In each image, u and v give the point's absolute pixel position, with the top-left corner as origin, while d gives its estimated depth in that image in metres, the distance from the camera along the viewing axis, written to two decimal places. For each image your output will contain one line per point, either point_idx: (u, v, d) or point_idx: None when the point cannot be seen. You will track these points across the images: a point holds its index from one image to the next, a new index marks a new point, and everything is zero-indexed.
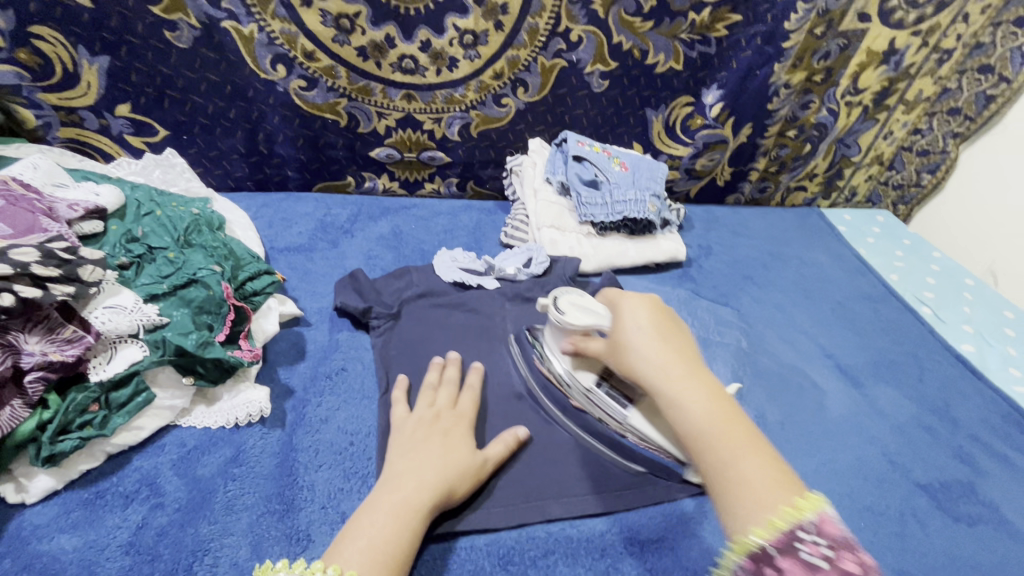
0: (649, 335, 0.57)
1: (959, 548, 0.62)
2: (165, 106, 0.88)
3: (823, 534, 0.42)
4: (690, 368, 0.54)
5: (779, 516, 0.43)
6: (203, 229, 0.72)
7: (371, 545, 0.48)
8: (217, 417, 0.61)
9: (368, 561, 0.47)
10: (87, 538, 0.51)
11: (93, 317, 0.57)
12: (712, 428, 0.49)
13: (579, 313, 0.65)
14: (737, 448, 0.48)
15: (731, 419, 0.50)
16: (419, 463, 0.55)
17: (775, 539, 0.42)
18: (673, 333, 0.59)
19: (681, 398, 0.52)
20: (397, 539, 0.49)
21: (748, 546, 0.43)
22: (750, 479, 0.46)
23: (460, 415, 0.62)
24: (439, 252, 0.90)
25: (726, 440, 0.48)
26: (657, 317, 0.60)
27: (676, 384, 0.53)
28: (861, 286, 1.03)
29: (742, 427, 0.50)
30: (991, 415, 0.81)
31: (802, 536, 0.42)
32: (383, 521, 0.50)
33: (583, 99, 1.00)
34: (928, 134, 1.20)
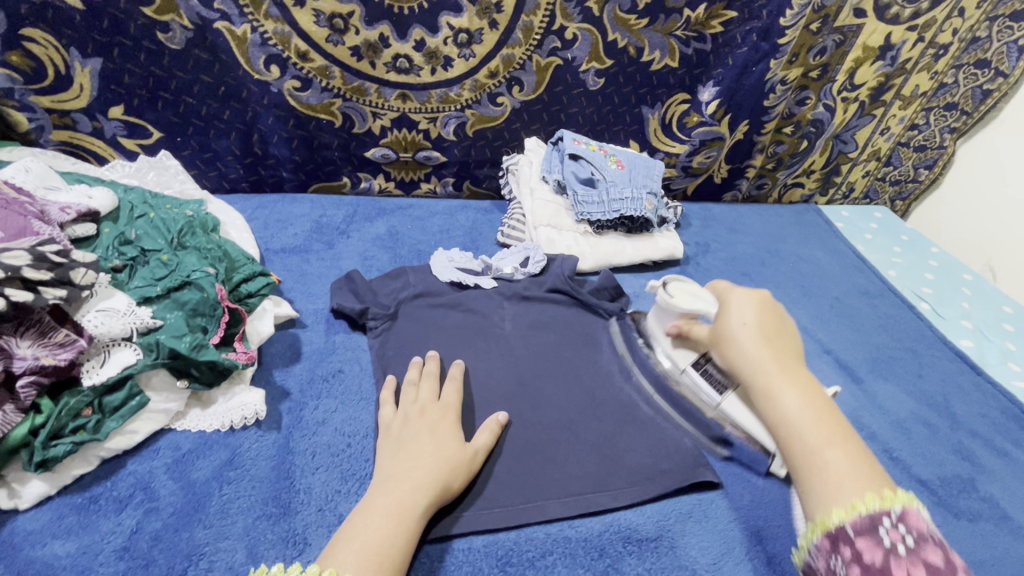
0: (753, 331, 0.61)
1: (960, 544, 0.62)
2: (159, 108, 0.87)
3: (907, 526, 0.44)
4: (788, 364, 0.58)
5: (862, 501, 0.46)
6: (197, 230, 0.72)
7: (368, 549, 0.48)
8: (213, 420, 0.61)
9: (364, 564, 0.46)
10: (81, 543, 0.50)
11: (86, 321, 0.57)
12: (804, 421, 0.53)
13: (687, 298, 0.71)
14: (827, 438, 0.51)
15: (828, 417, 0.53)
16: (410, 465, 0.55)
17: (854, 521, 0.46)
18: (775, 330, 0.62)
19: (778, 389, 0.56)
20: (393, 541, 0.49)
21: (826, 526, 0.47)
22: (835, 469, 0.49)
23: (445, 408, 0.62)
24: (436, 252, 0.89)
25: (819, 431, 0.52)
26: (761, 314, 0.64)
27: (775, 376, 0.57)
28: (860, 281, 1.03)
29: (838, 424, 0.53)
30: (991, 410, 0.81)
31: (885, 523, 0.45)
32: (379, 524, 0.49)
33: (579, 98, 0.99)
34: (926, 129, 1.19)
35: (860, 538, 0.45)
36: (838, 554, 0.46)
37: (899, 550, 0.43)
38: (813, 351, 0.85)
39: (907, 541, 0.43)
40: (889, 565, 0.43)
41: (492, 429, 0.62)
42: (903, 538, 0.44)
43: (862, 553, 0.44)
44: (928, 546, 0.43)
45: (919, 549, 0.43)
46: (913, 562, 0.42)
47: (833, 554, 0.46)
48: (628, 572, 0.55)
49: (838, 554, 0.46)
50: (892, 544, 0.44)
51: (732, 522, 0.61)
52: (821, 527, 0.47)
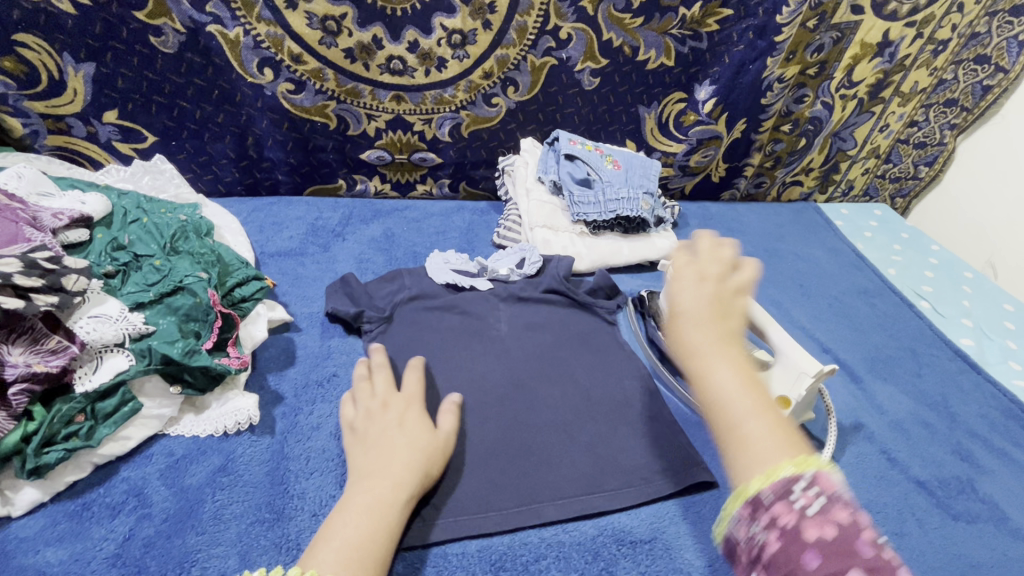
0: (693, 300, 0.46)
1: (958, 546, 0.62)
2: (153, 111, 0.87)
3: (819, 484, 0.35)
4: (728, 329, 0.45)
5: (778, 466, 0.36)
6: (190, 235, 0.71)
7: (348, 546, 0.47)
8: (206, 426, 0.61)
9: (344, 561, 0.45)
10: (74, 551, 0.50)
11: (78, 327, 0.57)
12: (728, 397, 0.41)
13: None
14: (753, 412, 0.40)
15: (762, 390, 0.41)
16: (386, 460, 0.54)
17: (772, 485, 0.35)
18: (725, 292, 0.47)
19: (711, 364, 0.42)
20: (374, 537, 0.48)
21: (743, 495, 0.36)
22: (762, 449, 0.38)
23: (409, 398, 0.62)
24: (432, 254, 0.89)
25: (748, 405, 0.40)
26: (710, 270, 0.48)
27: (708, 347, 0.43)
28: (859, 280, 1.02)
29: (769, 397, 0.41)
30: (991, 410, 0.80)
31: (797, 486, 0.35)
32: (359, 521, 0.49)
33: (574, 98, 0.99)
34: (926, 126, 1.18)
35: (775, 503, 0.35)
36: (756, 522, 0.35)
37: (809, 511, 0.34)
38: (811, 351, 0.85)
39: (819, 500, 0.34)
40: (804, 526, 0.33)
41: (453, 410, 0.63)
42: (815, 499, 0.34)
43: (777, 517, 0.34)
44: (842, 504, 0.34)
45: (832, 507, 0.34)
46: (826, 521, 0.33)
47: (751, 522, 0.35)
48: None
49: (755, 521, 0.35)
50: (804, 506, 0.34)
51: None
52: (739, 497, 0.36)
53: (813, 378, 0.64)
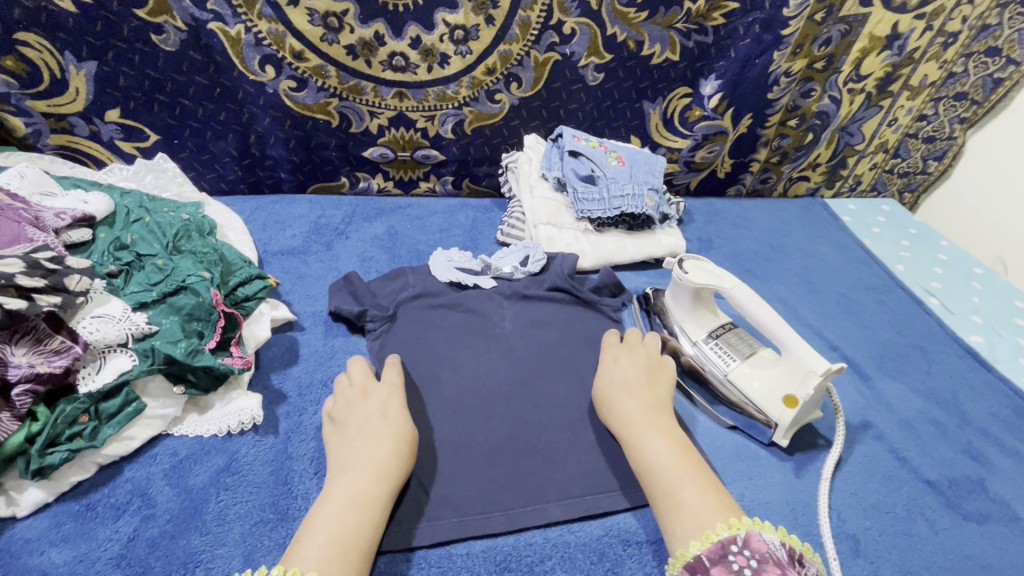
0: (621, 386, 0.64)
1: (968, 546, 0.61)
2: (155, 110, 0.87)
3: (751, 548, 0.45)
4: (656, 410, 0.61)
5: (714, 530, 0.47)
6: (193, 234, 0.71)
7: (332, 541, 0.46)
8: (209, 426, 0.60)
9: (327, 557, 0.45)
10: (78, 551, 0.50)
11: (81, 327, 0.56)
12: (663, 464, 0.55)
13: (703, 274, 0.73)
14: (682, 476, 0.53)
15: (688, 455, 0.56)
16: (367, 451, 0.54)
17: (708, 549, 0.46)
18: (649, 383, 0.65)
19: (644, 437, 0.58)
20: (358, 530, 0.48)
21: (685, 558, 0.46)
22: (689, 504, 0.51)
23: (390, 389, 0.62)
24: (435, 252, 0.88)
25: (675, 469, 0.54)
26: (637, 365, 0.67)
27: (642, 425, 0.59)
28: (867, 277, 1.01)
29: (696, 464, 0.55)
30: (1001, 408, 0.79)
31: (732, 550, 0.45)
32: (343, 516, 0.48)
33: (578, 93, 0.98)
34: (935, 120, 1.17)
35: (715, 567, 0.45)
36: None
37: (745, 571, 0.44)
38: (819, 349, 0.84)
39: (752, 563, 0.44)
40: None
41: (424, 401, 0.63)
42: (747, 561, 0.44)
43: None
44: (770, 565, 0.44)
45: (762, 570, 0.43)
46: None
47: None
48: None
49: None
50: (741, 569, 0.44)
51: None
52: (680, 559, 0.47)
53: (821, 376, 0.63)
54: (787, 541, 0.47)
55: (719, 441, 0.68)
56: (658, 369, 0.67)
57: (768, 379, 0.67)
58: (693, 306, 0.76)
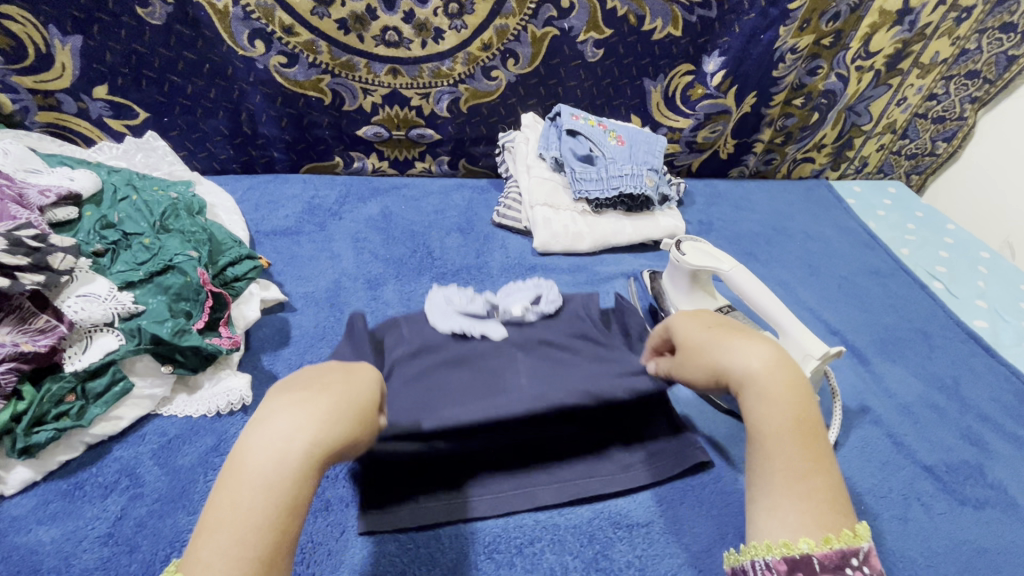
0: (732, 331, 0.50)
1: (964, 531, 0.60)
2: (143, 86, 0.85)
3: (868, 564, 0.38)
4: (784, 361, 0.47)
5: (838, 535, 0.39)
6: (181, 213, 0.70)
7: (238, 538, 0.34)
8: (198, 406, 0.60)
9: (234, 562, 0.33)
10: (65, 529, 0.50)
11: (65, 306, 0.56)
12: (780, 433, 0.43)
13: (702, 255, 0.72)
14: (810, 458, 0.42)
15: (803, 424, 0.43)
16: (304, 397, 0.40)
17: (826, 555, 0.38)
18: (757, 331, 0.51)
19: (756, 395, 0.45)
20: (275, 517, 0.35)
21: (790, 549, 0.39)
22: (814, 497, 0.41)
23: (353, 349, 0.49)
24: (430, 292, 0.70)
25: (800, 447, 0.42)
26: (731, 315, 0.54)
27: (770, 380, 0.45)
28: (870, 261, 0.99)
29: (820, 443, 0.43)
30: (1003, 393, 0.78)
31: (852, 563, 0.38)
32: (252, 503, 0.34)
33: (577, 70, 0.95)
34: (945, 99, 1.13)
35: None
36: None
37: None
38: (820, 333, 0.83)
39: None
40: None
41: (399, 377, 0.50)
42: None
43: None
44: None
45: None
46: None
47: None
48: (618, 559, 0.54)
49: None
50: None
51: (722, 505, 0.59)
52: (783, 549, 0.39)
53: (818, 360, 0.61)
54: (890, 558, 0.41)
55: (714, 424, 0.67)
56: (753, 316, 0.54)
57: None
58: (690, 288, 0.74)
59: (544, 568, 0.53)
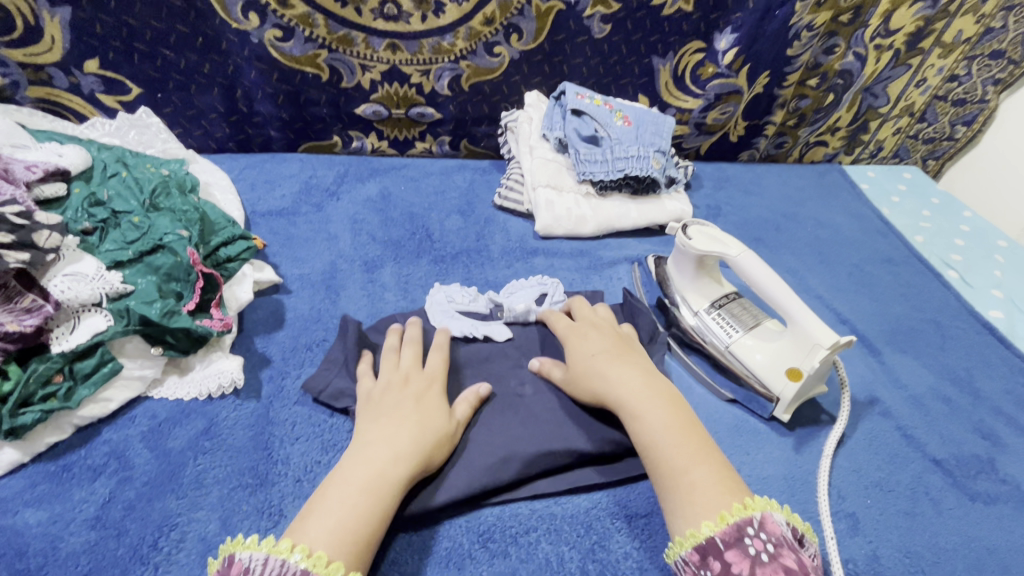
0: (606, 358, 0.59)
1: (973, 527, 0.58)
2: (135, 61, 0.83)
3: (766, 531, 0.45)
4: (649, 378, 0.57)
5: (730, 511, 0.46)
6: (172, 191, 0.68)
7: (341, 527, 0.44)
8: (190, 388, 0.59)
9: (337, 541, 0.43)
10: (52, 512, 0.49)
11: (52, 286, 0.54)
12: (667, 439, 0.51)
13: (707, 239, 0.69)
14: (690, 454, 0.50)
15: (687, 432, 0.52)
16: (393, 432, 0.51)
17: (723, 531, 0.45)
18: (630, 353, 0.61)
19: (642, 408, 0.54)
20: (371, 517, 0.46)
21: (697, 539, 0.45)
22: (704, 487, 0.48)
23: (432, 376, 0.59)
24: (432, 290, 0.74)
25: (682, 446, 0.51)
26: (603, 337, 0.63)
27: (638, 397, 0.55)
28: (883, 248, 0.96)
29: (701, 440, 0.52)
30: (1018, 385, 0.75)
31: (748, 532, 0.44)
32: (356, 500, 0.46)
33: (582, 47, 0.92)
34: (966, 81, 1.09)
35: (728, 551, 0.44)
36: (706, 568, 0.44)
37: (761, 557, 0.43)
38: (829, 322, 0.80)
39: (769, 548, 0.43)
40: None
41: (470, 400, 0.58)
42: (764, 545, 0.44)
43: (731, 566, 0.43)
44: (786, 550, 0.43)
45: (779, 555, 0.43)
46: (775, 570, 0.42)
47: (702, 568, 0.44)
48: (616, 550, 0.52)
49: (707, 568, 0.44)
50: (757, 553, 0.43)
51: None
52: (691, 540, 0.45)
53: (827, 350, 0.59)
54: (790, 519, 0.47)
55: (718, 413, 0.65)
56: (622, 338, 0.64)
57: (771, 351, 0.64)
58: (695, 274, 0.72)
59: (540, 559, 0.51)
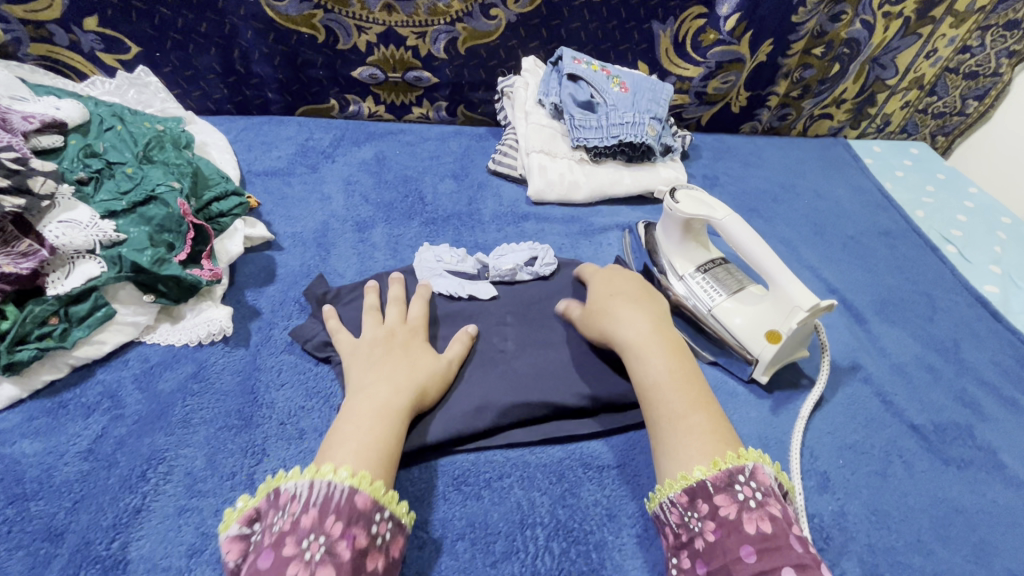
0: (622, 301, 0.61)
1: (944, 490, 0.59)
2: (134, 19, 0.83)
3: (756, 479, 0.46)
4: (659, 325, 0.58)
5: (723, 458, 0.47)
6: (166, 145, 0.70)
7: (364, 446, 0.46)
8: (181, 335, 0.61)
9: (363, 456, 0.46)
10: (47, 444, 0.52)
11: (48, 232, 0.56)
12: (669, 384, 0.53)
13: (694, 203, 0.69)
14: (689, 399, 0.52)
15: (688, 379, 0.53)
16: (388, 370, 0.54)
17: (715, 476, 0.46)
18: (646, 299, 0.62)
19: (648, 353, 0.55)
20: (391, 438, 0.48)
21: (688, 481, 0.47)
22: (698, 431, 0.50)
23: (415, 327, 0.61)
24: (421, 249, 0.75)
25: (681, 392, 0.52)
26: (623, 284, 0.64)
27: (643, 341, 0.56)
28: (881, 221, 0.95)
29: (701, 387, 0.53)
30: (1006, 357, 0.75)
31: (739, 480, 0.46)
32: (371, 424, 0.48)
33: (580, 11, 0.91)
34: (979, 52, 1.06)
35: (717, 494, 0.45)
36: (693, 510, 0.46)
37: (750, 504, 0.45)
38: (817, 290, 0.80)
39: (757, 495, 0.45)
40: (741, 520, 0.44)
41: (463, 340, 0.61)
42: (753, 493, 0.45)
43: (718, 509, 0.45)
44: (773, 499, 0.45)
45: (766, 503, 0.45)
46: (761, 516, 0.44)
47: (689, 509, 0.46)
48: (586, 497, 0.54)
49: (695, 510, 0.46)
50: (745, 499, 0.45)
51: None
52: (682, 482, 0.47)
53: (806, 312, 0.60)
54: (779, 476, 0.49)
55: None
56: (643, 286, 0.65)
57: (751, 315, 0.64)
58: (682, 239, 0.72)
59: (511, 502, 0.53)
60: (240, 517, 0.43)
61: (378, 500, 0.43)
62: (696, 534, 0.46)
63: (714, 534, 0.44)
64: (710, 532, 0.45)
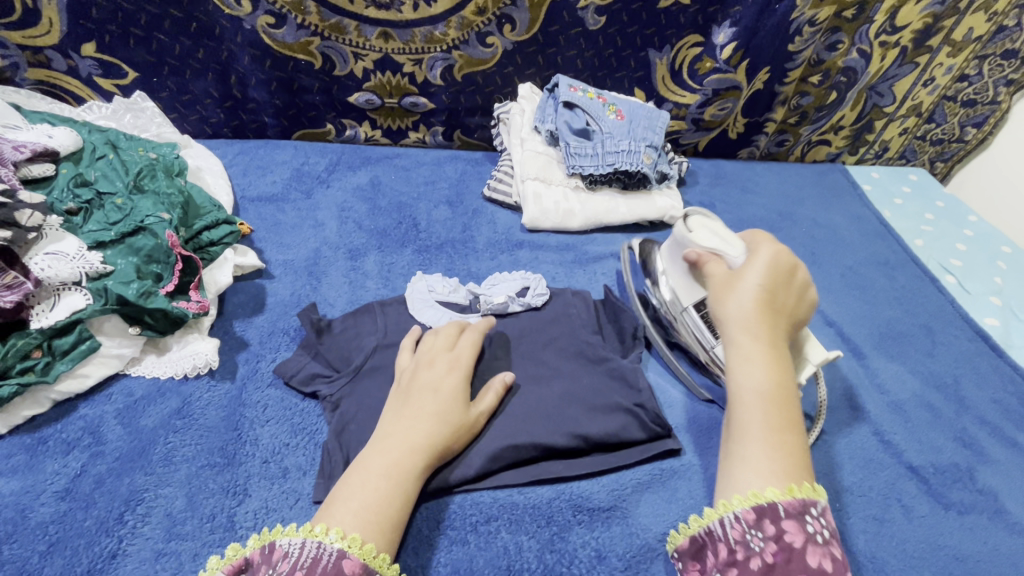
0: (764, 297, 0.56)
1: (944, 536, 0.57)
2: (131, 45, 0.84)
3: (822, 517, 0.47)
4: (781, 332, 0.56)
5: (800, 487, 0.47)
6: (158, 173, 0.69)
7: (366, 509, 0.46)
8: (167, 367, 0.60)
9: (363, 522, 0.45)
10: (26, 483, 0.51)
11: (33, 264, 0.56)
12: (773, 398, 0.52)
13: (710, 235, 0.65)
14: (786, 417, 0.51)
15: (788, 398, 0.53)
16: (409, 420, 0.52)
17: (790, 502, 0.46)
18: (790, 300, 0.58)
19: (760, 361, 0.53)
20: (394, 503, 0.47)
21: (759, 499, 0.47)
22: (785, 454, 0.49)
23: (454, 361, 0.58)
24: (413, 278, 0.74)
25: (780, 411, 0.51)
26: (777, 271, 0.58)
27: (762, 349, 0.54)
28: (879, 251, 0.94)
29: (796, 410, 0.52)
30: (1006, 395, 0.73)
31: (810, 512, 0.46)
32: (378, 484, 0.47)
33: (576, 39, 0.91)
34: (977, 81, 1.06)
35: (789, 519, 0.45)
36: (760, 529, 0.46)
37: (816, 537, 0.45)
38: (814, 322, 0.79)
39: (823, 532, 0.46)
40: (806, 551, 0.44)
41: (496, 390, 0.58)
42: (821, 529, 0.46)
43: (785, 534, 0.45)
44: (835, 542, 0.46)
45: (828, 542, 0.45)
46: (824, 553, 0.44)
47: (755, 528, 0.46)
48: (574, 542, 0.53)
49: (760, 529, 0.46)
50: (813, 532, 0.45)
51: (691, 493, 0.57)
52: (753, 499, 0.47)
53: (815, 366, 0.60)
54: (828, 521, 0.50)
55: (693, 412, 0.65)
56: (801, 282, 0.59)
57: None
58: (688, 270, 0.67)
59: (498, 547, 0.52)
60: (227, 567, 0.43)
61: (368, 563, 0.43)
62: (755, 553, 0.45)
63: (775, 556, 0.44)
64: (771, 554, 0.45)
